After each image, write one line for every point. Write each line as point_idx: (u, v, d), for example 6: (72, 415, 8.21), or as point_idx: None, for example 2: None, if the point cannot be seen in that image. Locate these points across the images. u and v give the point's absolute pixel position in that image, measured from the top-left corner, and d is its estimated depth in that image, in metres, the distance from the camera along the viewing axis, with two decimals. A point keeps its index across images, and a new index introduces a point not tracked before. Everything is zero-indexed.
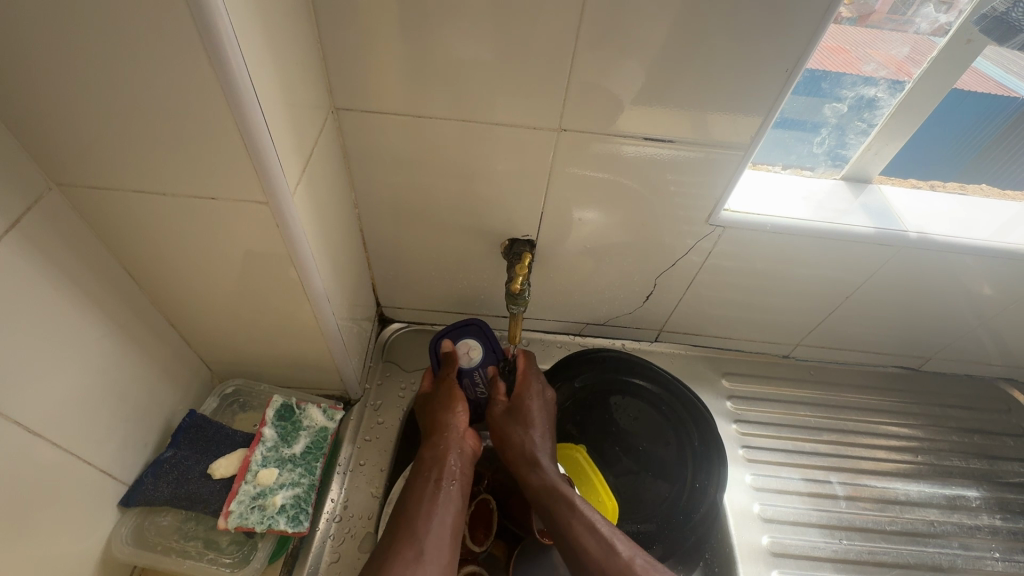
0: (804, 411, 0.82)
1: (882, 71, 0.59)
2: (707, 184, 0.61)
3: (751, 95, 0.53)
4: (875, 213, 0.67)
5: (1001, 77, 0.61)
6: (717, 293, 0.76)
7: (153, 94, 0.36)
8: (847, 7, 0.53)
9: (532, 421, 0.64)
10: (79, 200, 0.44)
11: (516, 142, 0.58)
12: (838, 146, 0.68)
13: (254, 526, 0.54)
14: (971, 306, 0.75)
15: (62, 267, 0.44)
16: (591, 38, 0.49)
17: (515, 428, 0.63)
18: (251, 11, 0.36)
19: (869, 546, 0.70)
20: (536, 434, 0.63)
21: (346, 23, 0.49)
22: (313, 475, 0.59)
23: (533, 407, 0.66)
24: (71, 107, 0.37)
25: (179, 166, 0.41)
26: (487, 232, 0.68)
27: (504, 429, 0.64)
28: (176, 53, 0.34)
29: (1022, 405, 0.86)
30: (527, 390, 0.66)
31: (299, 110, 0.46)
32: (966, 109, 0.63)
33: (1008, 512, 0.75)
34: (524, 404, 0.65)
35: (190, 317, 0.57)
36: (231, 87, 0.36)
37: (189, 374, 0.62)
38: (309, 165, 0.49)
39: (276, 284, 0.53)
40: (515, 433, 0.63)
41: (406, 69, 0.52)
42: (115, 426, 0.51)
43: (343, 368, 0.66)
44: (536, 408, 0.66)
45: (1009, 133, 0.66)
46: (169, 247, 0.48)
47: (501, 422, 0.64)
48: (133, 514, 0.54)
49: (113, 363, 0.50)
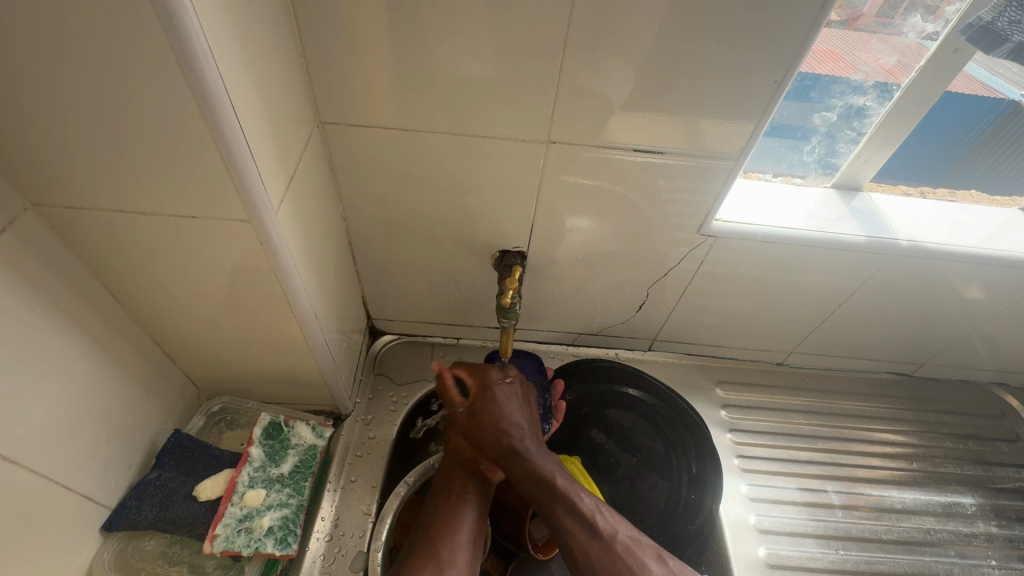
0: (799, 419, 0.82)
1: (871, 78, 0.59)
2: (698, 193, 0.61)
3: (741, 103, 0.53)
4: (865, 221, 0.67)
5: (988, 78, 0.61)
6: (710, 301, 0.75)
7: (131, 110, 0.35)
8: (835, 10, 0.53)
9: (509, 401, 0.64)
10: (56, 220, 0.42)
11: (505, 153, 0.57)
12: (829, 154, 0.68)
13: (241, 550, 0.52)
14: (964, 311, 0.75)
15: (39, 288, 0.42)
16: (579, 50, 0.49)
17: (502, 406, 0.63)
18: (228, 24, 0.35)
19: (866, 556, 0.70)
20: (518, 414, 0.63)
21: (329, 35, 0.48)
22: (302, 495, 0.58)
23: (507, 388, 0.66)
24: (45, 125, 0.36)
25: (159, 184, 0.40)
26: (477, 243, 0.67)
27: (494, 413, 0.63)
28: (153, 68, 0.33)
29: (1015, 410, 0.86)
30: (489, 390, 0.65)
31: (282, 124, 0.45)
32: (955, 114, 0.64)
33: (1003, 519, 0.75)
34: (497, 388, 0.65)
35: (174, 335, 0.56)
36: (209, 103, 0.35)
37: (173, 393, 0.60)
38: (294, 180, 0.48)
39: (263, 301, 0.52)
40: (502, 411, 0.63)
41: (392, 81, 0.51)
42: (97, 448, 0.50)
43: (332, 384, 0.65)
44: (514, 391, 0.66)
45: (995, 136, 0.66)
46: (150, 265, 0.47)
47: (485, 403, 0.64)
48: (116, 538, 0.52)
49: (94, 384, 0.49)
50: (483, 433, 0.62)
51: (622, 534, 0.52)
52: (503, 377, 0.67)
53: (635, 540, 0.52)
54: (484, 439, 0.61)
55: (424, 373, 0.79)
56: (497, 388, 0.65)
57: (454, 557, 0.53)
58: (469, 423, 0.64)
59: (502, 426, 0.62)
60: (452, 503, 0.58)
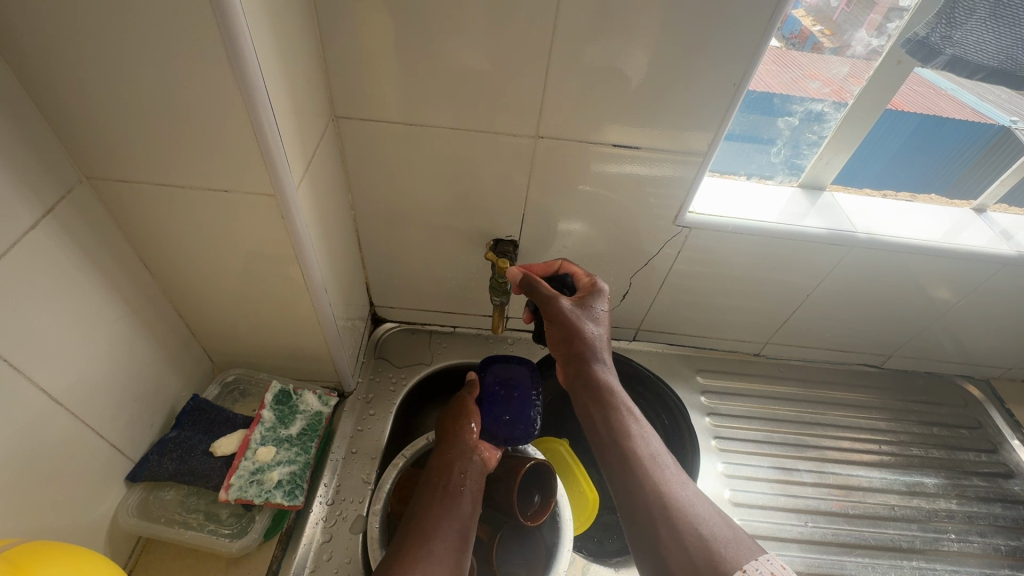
0: (775, 405, 0.87)
1: (825, 90, 0.67)
2: (670, 190, 0.67)
3: (705, 106, 0.59)
4: (826, 216, 0.73)
5: (976, 104, 0.76)
6: (688, 292, 0.81)
7: (178, 94, 0.42)
8: (824, 36, 0.63)
9: (598, 321, 0.62)
10: (104, 193, 0.49)
11: (498, 147, 0.63)
12: (794, 156, 0.75)
13: (253, 498, 0.57)
14: (926, 303, 0.80)
15: (86, 252, 0.49)
16: (564, 54, 0.55)
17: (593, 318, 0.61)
18: (263, 24, 0.42)
19: (834, 528, 0.74)
20: (604, 341, 0.62)
21: (346, 40, 0.55)
22: (308, 454, 0.63)
23: (600, 303, 0.63)
24: (106, 105, 0.42)
25: (197, 162, 0.46)
26: (473, 232, 0.73)
27: (580, 321, 0.61)
28: (203, 60, 0.40)
29: (977, 400, 0.92)
30: (591, 293, 0.63)
31: (303, 113, 0.51)
32: (950, 131, 0.76)
33: (964, 497, 0.80)
34: (591, 301, 0.62)
35: (196, 306, 0.61)
36: (248, 90, 0.41)
37: (191, 363, 0.66)
38: (311, 165, 0.54)
39: (279, 275, 0.57)
40: (586, 329, 0.60)
41: (399, 80, 0.58)
42: (124, 403, 0.55)
43: (338, 360, 0.70)
44: (603, 314, 0.63)
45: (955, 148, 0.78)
46: (181, 238, 0.53)
47: (571, 315, 0.61)
48: (139, 488, 0.57)
49: (125, 344, 0.55)
50: (565, 355, 0.62)
51: (704, 513, 0.50)
52: (602, 292, 0.64)
53: (716, 519, 0.50)
54: (563, 356, 0.62)
55: (422, 357, 0.84)
56: (588, 300, 0.63)
57: (444, 557, 0.52)
58: (562, 343, 0.61)
59: (586, 348, 0.60)
60: (446, 499, 0.59)
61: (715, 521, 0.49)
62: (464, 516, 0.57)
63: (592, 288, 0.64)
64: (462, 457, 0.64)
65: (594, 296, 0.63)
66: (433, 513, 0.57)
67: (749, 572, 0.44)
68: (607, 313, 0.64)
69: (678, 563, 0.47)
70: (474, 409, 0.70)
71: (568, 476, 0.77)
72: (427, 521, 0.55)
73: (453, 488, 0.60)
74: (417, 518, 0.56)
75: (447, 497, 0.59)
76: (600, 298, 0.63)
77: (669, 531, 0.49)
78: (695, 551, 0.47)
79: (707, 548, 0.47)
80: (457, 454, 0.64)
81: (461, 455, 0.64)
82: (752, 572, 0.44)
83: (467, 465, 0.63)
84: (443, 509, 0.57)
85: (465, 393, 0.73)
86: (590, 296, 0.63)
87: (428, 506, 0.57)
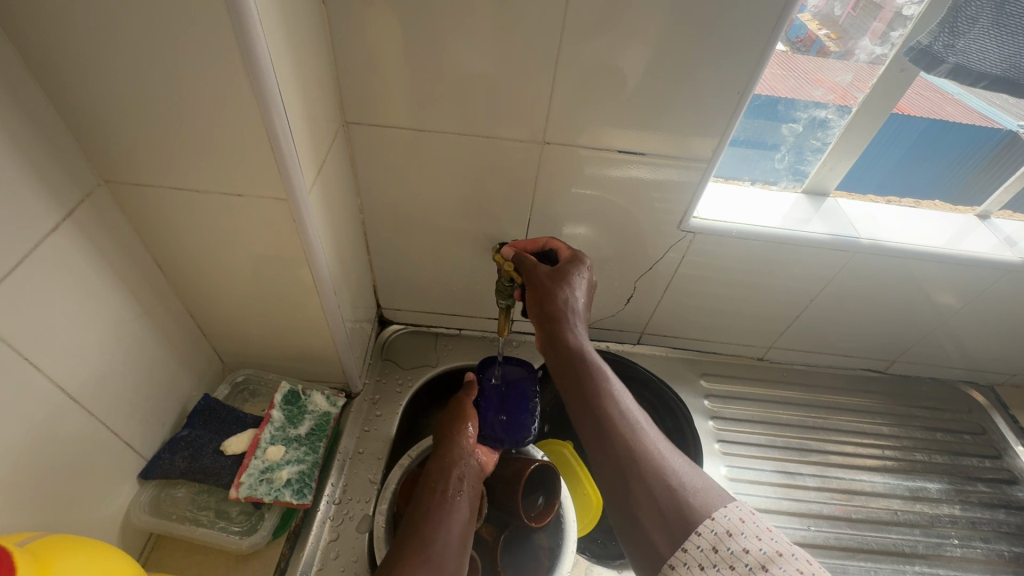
0: (779, 409, 0.87)
1: (829, 96, 0.68)
2: (675, 196, 0.68)
3: (710, 113, 0.60)
4: (830, 222, 0.74)
5: (984, 108, 0.74)
6: (692, 296, 0.82)
7: (196, 101, 0.43)
8: (830, 40, 0.64)
9: (578, 287, 0.62)
10: (121, 196, 0.50)
11: (506, 152, 0.65)
12: (798, 162, 0.75)
13: (263, 497, 0.58)
14: (930, 308, 0.80)
15: (105, 253, 0.50)
16: (570, 61, 0.56)
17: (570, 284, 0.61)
18: (278, 33, 0.43)
19: (836, 532, 0.75)
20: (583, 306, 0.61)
21: (358, 48, 0.56)
22: (317, 453, 0.64)
23: (580, 273, 0.63)
24: (126, 111, 0.43)
25: (212, 167, 0.48)
26: (480, 236, 0.74)
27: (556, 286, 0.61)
28: (221, 70, 0.41)
29: (982, 406, 0.92)
30: (571, 263, 0.64)
31: (315, 119, 0.52)
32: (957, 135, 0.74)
33: (967, 503, 0.80)
34: (570, 270, 0.63)
35: (207, 307, 0.63)
36: (263, 97, 0.42)
37: (202, 363, 0.67)
38: (322, 169, 0.56)
39: (290, 278, 0.59)
40: (562, 294, 0.61)
41: (408, 86, 0.59)
42: (138, 402, 0.56)
43: (346, 361, 0.71)
44: (583, 281, 0.63)
45: (964, 156, 0.77)
46: (195, 240, 0.54)
47: (549, 282, 0.62)
48: (151, 486, 0.58)
49: (140, 343, 0.56)
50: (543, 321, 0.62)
51: (674, 462, 0.47)
52: (582, 263, 0.64)
53: (688, 469, 0.47)
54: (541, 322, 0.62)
55: (428, 359, 0.85)
56: (567, 270, 0.63)
57: (442, 558, 0.52)
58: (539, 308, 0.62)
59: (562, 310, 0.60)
60: (443, 502, 0.59)
61: (685, 469, 0.46)
62: (461, 518, 0.58)
63: (573, 260, 0.64)
64: (457, 460, 0.64)
65: (573, 266, 0.63)
66: (432, 514, 0.57)
67: (717, 519, 0.41)
68: (587, 281, 0.64)
69: (647, 517, 0.44)
70: (472, 413, 0.71)
71: (572, 478, 0.77)
72: (426, 522, 0.56)
73: (450, 491, 0.60)
74: (416, 518, 0.57)
75: (444, 499, 0.59)
76: (579, 268, 0.63)
77: (638, 482, 0.46)
78: (662, 498, 0.44)
79: (676, 498, 0.44)
80: (452, 457, 0.65)
81: (458, 458, 0.65)
82: (719, 518, 0.41)
83: (462, 469, 0.64)
84: (441, 511, 0.58)
85: (462, 396, 0.74)
86: (570, 267, 0.64)
87: (427, 507, 0.58)
